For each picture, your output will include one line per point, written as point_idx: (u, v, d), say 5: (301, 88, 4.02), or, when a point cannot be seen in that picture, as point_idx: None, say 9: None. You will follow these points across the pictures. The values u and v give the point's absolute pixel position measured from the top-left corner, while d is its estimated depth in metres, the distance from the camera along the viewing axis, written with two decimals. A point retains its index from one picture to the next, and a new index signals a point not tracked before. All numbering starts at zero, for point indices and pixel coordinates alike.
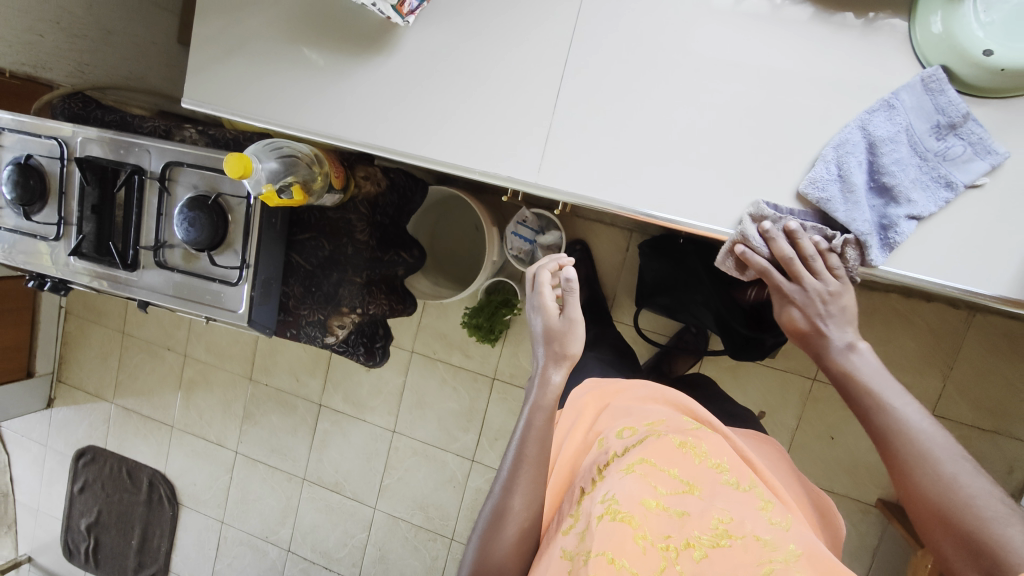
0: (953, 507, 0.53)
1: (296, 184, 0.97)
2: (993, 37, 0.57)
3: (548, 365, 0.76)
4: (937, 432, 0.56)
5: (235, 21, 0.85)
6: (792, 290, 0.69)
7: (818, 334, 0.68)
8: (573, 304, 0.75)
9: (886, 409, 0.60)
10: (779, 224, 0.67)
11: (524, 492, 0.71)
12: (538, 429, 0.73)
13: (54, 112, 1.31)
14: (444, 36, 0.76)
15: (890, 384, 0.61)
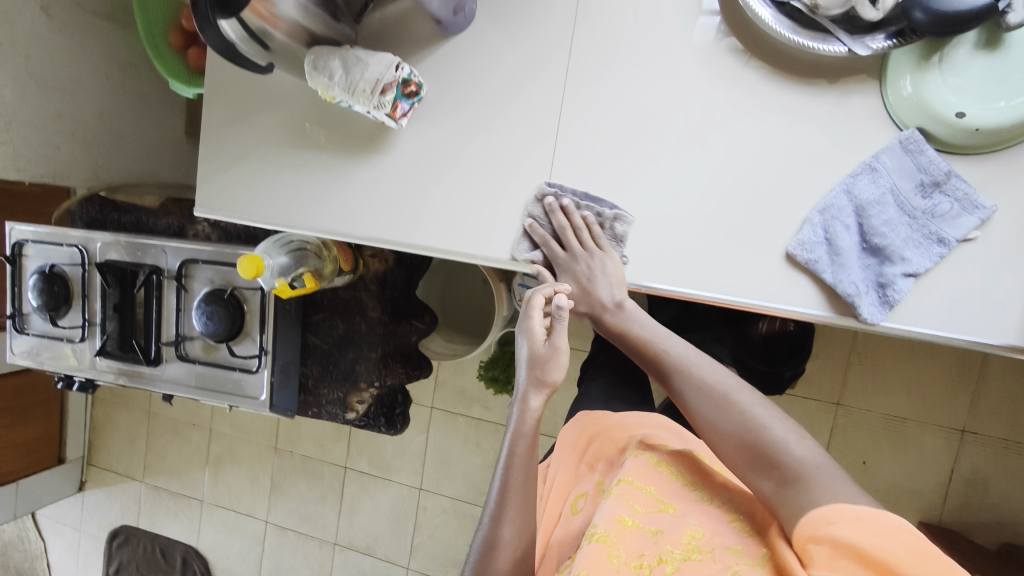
0: (756, 437, 0.64)
1: (306, 272, 1.01)
2: (965, 99, 0.59)
3: (529, 389, 0.75)
4: (740, 388, 0.67)
5: (237, 132, 0.89)
6: (563, 260, 0.79)
7: (590, 292, 0.79)
8: (560, 333, 0.73)
9: (684, 375, 0.72)
10: (561, 201, 0.76)
11: (513, 521, 0.71)
12: (521, 456, 0.73)
13: (74, 217, 1.37)
14: (437, 134, 0.80)
15: (699, 357, 0.72)
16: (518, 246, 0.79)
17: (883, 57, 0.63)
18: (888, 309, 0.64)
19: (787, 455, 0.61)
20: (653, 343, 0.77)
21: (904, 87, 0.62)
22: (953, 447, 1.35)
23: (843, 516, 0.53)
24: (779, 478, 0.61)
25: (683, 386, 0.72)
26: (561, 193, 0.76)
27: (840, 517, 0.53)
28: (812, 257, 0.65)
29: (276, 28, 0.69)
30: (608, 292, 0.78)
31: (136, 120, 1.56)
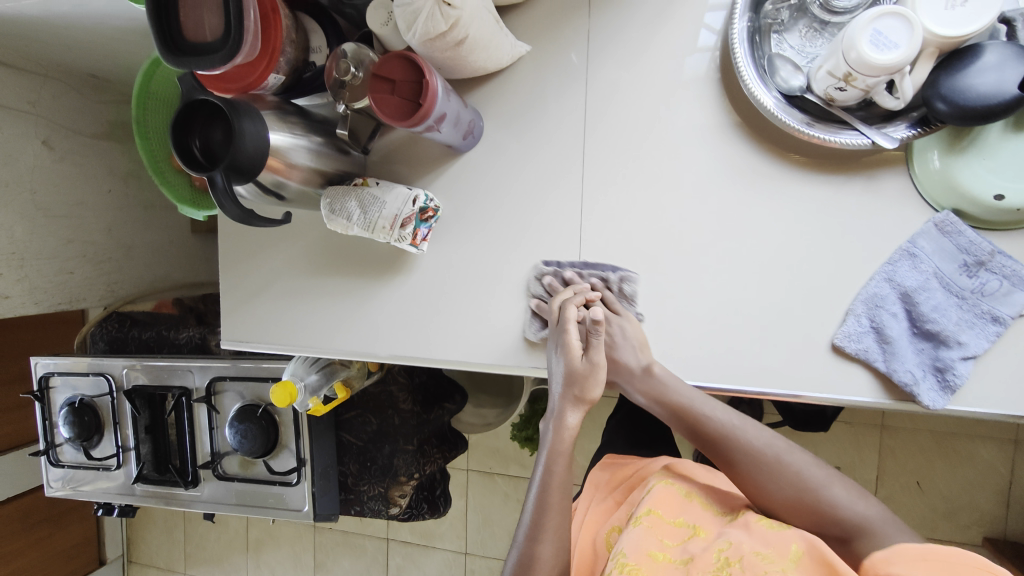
0: (816, 499, 0.62)
1: (337, 382, 1.01)
2: (1003, 180, 0.57)
3: (563, 404, 0.68)
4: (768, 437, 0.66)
5: (255, 264, 0.88)
6: (616, 327, 0.71)
7: (617, 364, 0.71)
8: (598, 346, 0.66)
9: (709, 419, 0.68)
10: (563, 273, 0.75)
11: (553, 540, 0.66)
12: (560, 474, 0.67)
13: (93, 339, 1.38)
14: (458, 250, 0.80)
15: (724, 407, 0.69)
16: (530, 326, 0.77)
17: (907, 143, 0.62)
18: (951, 392, 0.62)
19: (845, 517, 0.61)
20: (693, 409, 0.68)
21: (934, 169, 0.61)
22: (1008, 457, 1.29)
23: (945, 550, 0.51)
24: (844, 535, 0.61)
25: (743, 466, 0.66)
26: (607, 275, 0.73)
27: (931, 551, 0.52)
28: (861, 347, 0.64)
29: (290, 178, 0.70)
30: (631, 358, 0.70)
31: (144, 231, 1.55)
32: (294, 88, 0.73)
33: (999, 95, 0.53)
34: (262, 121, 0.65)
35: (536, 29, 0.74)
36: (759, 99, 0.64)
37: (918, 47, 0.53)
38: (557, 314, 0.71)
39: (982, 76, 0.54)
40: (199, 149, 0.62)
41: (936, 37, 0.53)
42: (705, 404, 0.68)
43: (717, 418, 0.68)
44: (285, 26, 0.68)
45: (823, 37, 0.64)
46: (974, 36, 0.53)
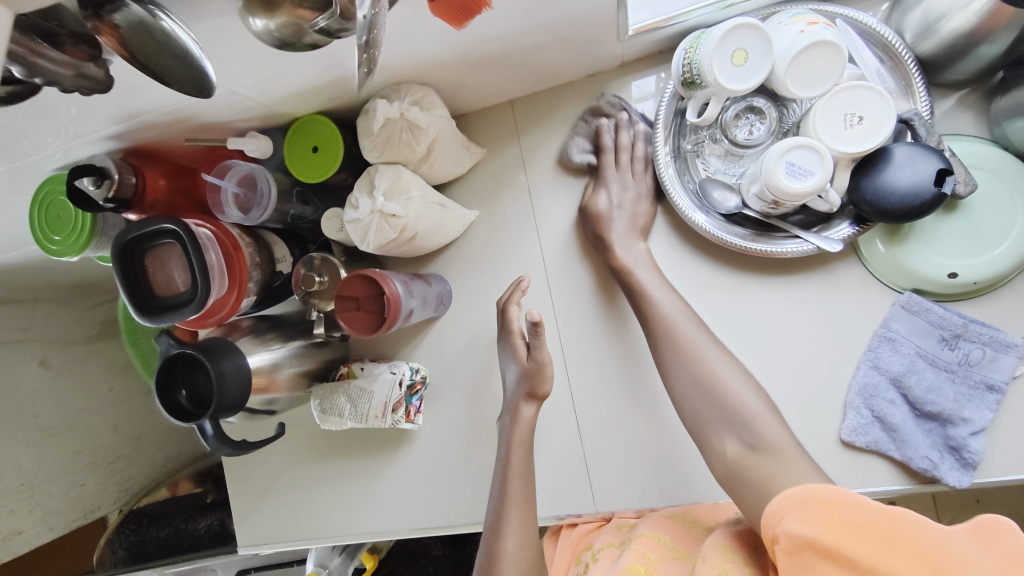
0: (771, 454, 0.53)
1: (363, 552, 0.98)
2: (952, 259, 0.59)
3: (517, 397, 0.70)
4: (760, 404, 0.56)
5: (260, 463, 0.89)
6: (610, 178, 0.71)
7: (608, 219, 0.70)
8: (537, 345, 0.68)
9: (647, 295, 0.65)
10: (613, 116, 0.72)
11: (516, 531, 0.64)
12: (519, 464, 0.67)
13: (112, 547, 1.33)
14: (454, 409, 0.80)
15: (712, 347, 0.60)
16: (579, 143, 0.73)
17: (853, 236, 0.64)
18: (974, 469, 0.60)
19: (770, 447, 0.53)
20: (697, 354, 0.60)
21: (883, 255, 0.63)
22: None
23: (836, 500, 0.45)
24: (747, 440, 0.54)
25: (675, 367, 0.61)
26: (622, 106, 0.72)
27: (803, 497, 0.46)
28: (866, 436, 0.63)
29: (277, 390, 0.72)
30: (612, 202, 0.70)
31: (150, 415, 1.51)
32: (267, 299, 0.77)
33: (921, 193, 0.56)
34: (238, 351, 0.67)
35: (480, 191, 0.78)
36: (701, 226, 0.67)
37: (831, 167, 0.56)
38: (500, 317, 0.75)
39: (898, 178, 0.57)
40: (186, 398, 0.63)
41: (842, 154, 0.57)
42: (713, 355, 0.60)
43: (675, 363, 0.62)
44: (249, 253, 0.72)
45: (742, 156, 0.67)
46: (878, 145, 0.57)
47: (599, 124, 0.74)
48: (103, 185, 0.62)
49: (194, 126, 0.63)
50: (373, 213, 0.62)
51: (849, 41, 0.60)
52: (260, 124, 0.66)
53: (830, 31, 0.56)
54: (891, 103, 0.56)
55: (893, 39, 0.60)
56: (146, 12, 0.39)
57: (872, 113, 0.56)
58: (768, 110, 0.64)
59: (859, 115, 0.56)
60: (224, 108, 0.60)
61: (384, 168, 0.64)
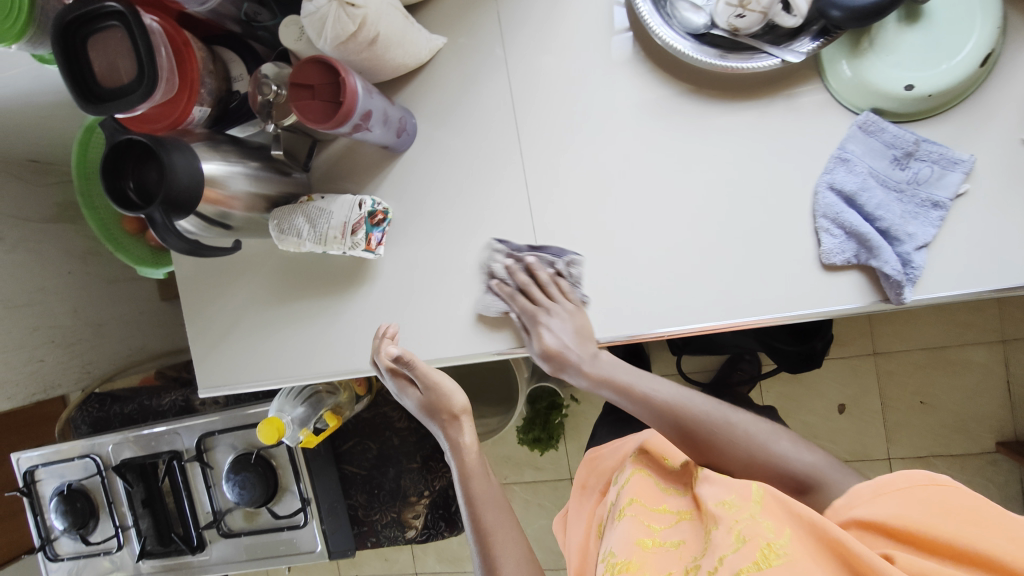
0: (809, 480, 0.61)
1: (326, 412, 0.98)
2: (910, 72, 0.60)
3: (448, 427, 0.76)
4: (756, 428, 0.65)
5: (219, 306, 0.87)
6: (548, 319, 0.73)
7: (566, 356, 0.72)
8: (422, 371, 0.74)
9: (660, 412, 0.68)
10: (524, 258, 0.76)
11: (509, 557, 0.67)
12: (478, 485, 0.72)
13: (75, 423, 1.32)
14: (418, 248, 0.80)
15: (642, 377, 0.71)
16: (486, 300, 0.77)
17: (817, 55, 0.64)
18: (916, 284, 0.63)
19: (787, 466, 0.62)
20: (720, 424, 0.66)
21: (848, 78, 0.63)
22: (1001, 356, 1.32)
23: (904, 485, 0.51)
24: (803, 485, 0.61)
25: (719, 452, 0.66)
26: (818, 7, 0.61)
27: (901, 486, 0.51)
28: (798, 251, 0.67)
29: (233, 206, 0.70)
30: (558, 338, 0.72)
31: (113, 304, 1.43)
32: (223, 119, 0.74)
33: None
34: (192, 153, 0.64)
35: (447, 20, 0.76)
36: (672, 45, 0.66)
37: None
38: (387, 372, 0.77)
39: None
40: (135, 190, 0.62)
41: None
42: (658, 395, 0.69)
43: (658, 397, 0.69)
44: (201, 58, 0.68)
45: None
46: None
47: None
48: None
49: None
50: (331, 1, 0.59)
51: None
52: None
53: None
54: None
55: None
56: None
57: None
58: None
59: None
60: None
61: None
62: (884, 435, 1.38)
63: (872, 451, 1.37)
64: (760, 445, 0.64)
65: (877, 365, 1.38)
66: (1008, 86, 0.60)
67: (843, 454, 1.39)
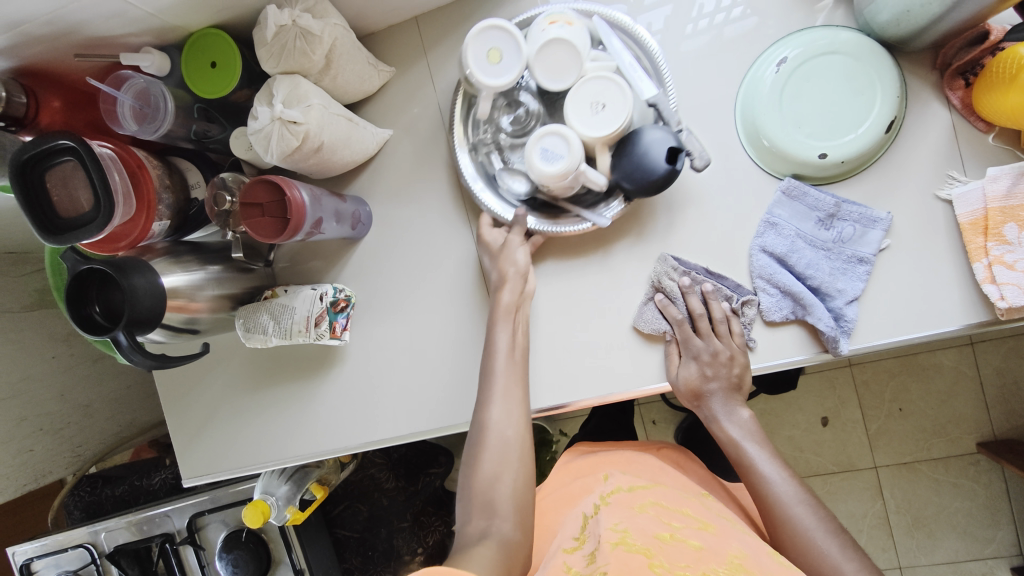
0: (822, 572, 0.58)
1: (312, 484, 1.01)
2: (822, 141, 0.64)
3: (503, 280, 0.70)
4: (841, 546, 0.59)
5: (197, 397, 0.89)
6: (698, 346, 0.69)
7: (705, 392, 0.70)
8: (513, 246, 0.71)
9: (767, 483, 0.65)
10: (700, 285, 0.70)
11: (503, 405, 0.64)
12: (503, 343, 0.68)
13: (68, 507, 1.33)
14: (381, 328, 0.83)
15: (751, 436, 0.69)
16: (644, 312, 0.71)
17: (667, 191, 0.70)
18: (850, 335, 0.66)
19: None
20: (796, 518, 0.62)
21: (766, 147, 0.67)
22: (970, 358, 1.33)
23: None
24: None
25: (789, 547, 0.61)
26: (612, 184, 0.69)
27: None
28: (744, 312, 0.69)
29: (198, 312, 0.73)
30: (700, 374, 0.70)
31: (101, 383, 1.38)
32: (184, 226, 0.77)
33: (657, 170, 0.62)
34: (152, 271, 0.67)
35: (392, 111, 0.80)
36: (502, 210, 0.74)
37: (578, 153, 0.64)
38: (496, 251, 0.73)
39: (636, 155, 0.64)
40: (100, 313, 0.64)
41: (593, 138, 0.64)
42: (768, 467, 0.66)
43: (772, 482, 0.65)
44: (156, 175, 0.72)
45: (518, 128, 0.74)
46: (623, 129, 0.64)
47: None
48: None
49: (83, 40, 0.62)
50: (273, 120, 0.63)
51: (603, 32, 0.68)
52: (154, 40, 0.66)
53: (565, 29, 0.65)
54: (625, 92, 0.63)
55: (639, 33, 0.68)
56: None
57: (613, 100, 0.64)
58: (532, 107, 0.70)
59: (602, 102, 0.64)
60: (110, 21, 0.60)
61: (282, 78, 0.64)
62: (867, 443, 1.37)
63: (857, 460, 1.37)
64: (823, 556, 0.59)
65: (853, 375, 1.38)
66: (914, 146, 0.64)
67: (828, 467, 1.38)
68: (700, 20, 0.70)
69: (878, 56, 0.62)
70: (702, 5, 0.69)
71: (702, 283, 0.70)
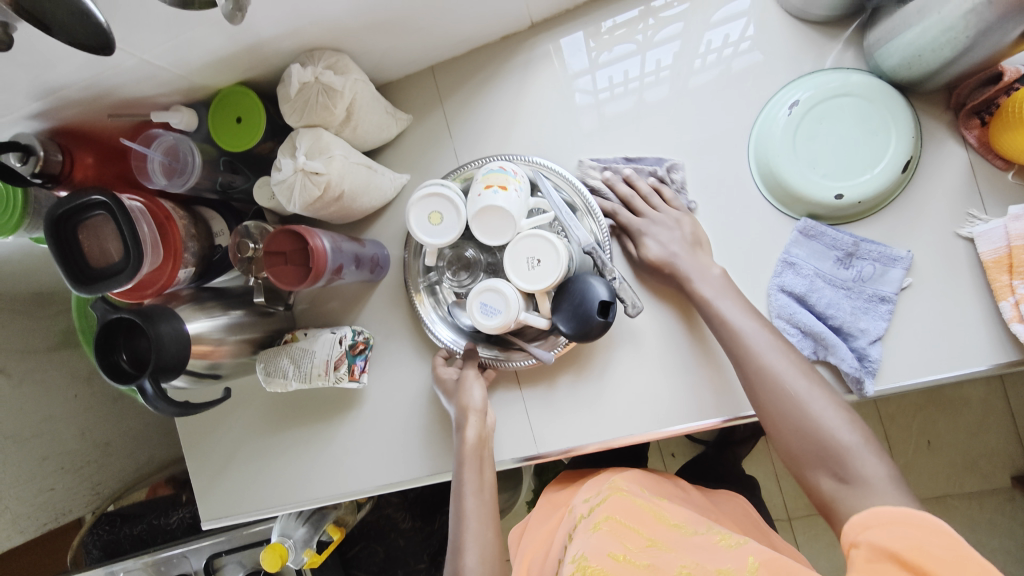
0: (808, 422, 0.56)
1: (329, 525, 1.00)
2: (837, 182, 0.64)
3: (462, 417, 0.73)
4: (860, 426, 0.55)
5: (217, 439, 0.90)
6: (647, 224, 0.70)
7: (671, 262, 0.67)
8: (469, 381, 0.74)
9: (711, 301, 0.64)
10: (620, 171, 0.74)
11: (474, 549, 0.65)
12: (471, 478, 0.70)
13: (87, 546, 1.31)
14: (399, 370, 0.83)
15: (722, 292, 0.64)
16: None
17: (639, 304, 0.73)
18: (875, 376, 0.65)
19: (831, 438, 0.55)
20: (786, 379, 0.58)
21: (780, 187, 0.67)
22: (1000, 391, 1.29)
23: (923, 523, 0.46)
24: (839, 474, 0.54)
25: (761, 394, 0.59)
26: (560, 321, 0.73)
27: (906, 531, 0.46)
28: (672, 177, 0.72)
29: (221, 357, 0.74)
30: (663, 247, 0.69)
31: (119, 420, 1.39)
32: (207, 272, 0.79)
33: (591, 324, 0.64)
34: (177, 318, 0.68)
35: (409, 157, 0.82)
36: (458, 345, 0.79)
37: (515, 309, 0.66)
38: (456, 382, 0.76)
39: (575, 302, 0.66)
40: (127, 361, 0.65)
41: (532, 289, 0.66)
42: (742, 321, 0.62)
43: (747, 335, 0.61)
44: (182, 226, 0.74)
45: (468, 271, 0.78)
46: (559, 280, 0.66)
47: (515, 84, 0.78)
48: (29, 162, 0.64)
49: (116, 100, 0.65)
50: (296, 172, 0.65)
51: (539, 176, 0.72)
52: (183, 98, 0.69)
53: (500, 195, 0.66)
54: (558, 247, 0.65)
55: (575, 180, 0.72)
56: None
57: (547, 257, 0.65)
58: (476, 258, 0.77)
59: (537, 258, 0.66)
60: (143, 83, 0.63)
61: (305, 131, 0.66)
62: None
63: None
64: (821, 428, 0.55)
65: (877, 408, 1.34)
66: (933, 185, 0.64)
67: None
68: (710, 65, 0.71)
69: (891, 98, 0.63)
70: (711, 40, 0.71)
71: (623, 169, 0.74)
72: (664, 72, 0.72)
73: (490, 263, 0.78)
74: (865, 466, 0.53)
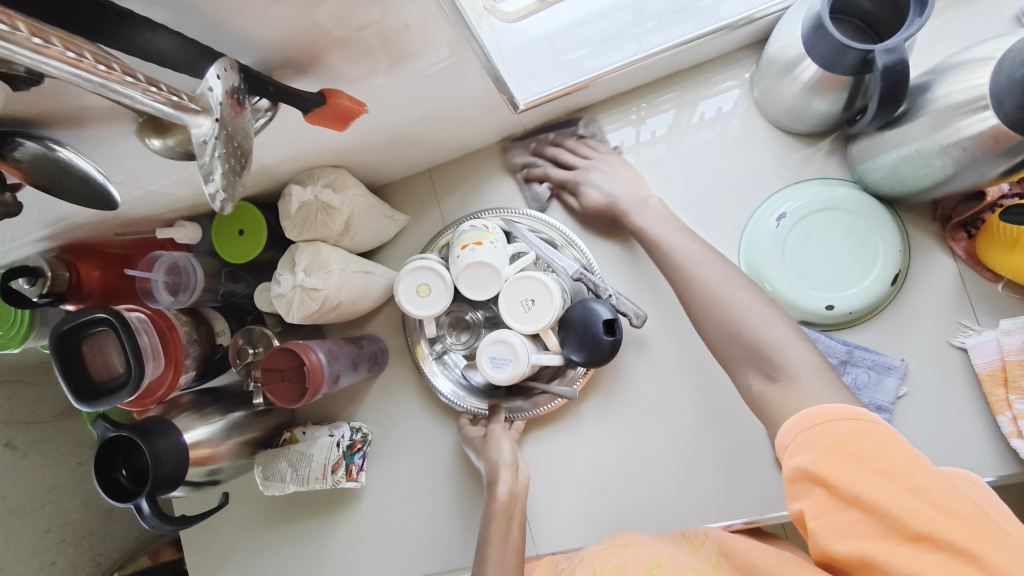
0: (732, 316, 0.56)
1: None
2: (827, 293, 0.65)
3: (494, 470, 0.68)
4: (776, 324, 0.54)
5: (215, 534, 0.89)
6: (598, 177, 0.74)
7: (614, 202, 0.72)
8: (497, 435, 0.72)
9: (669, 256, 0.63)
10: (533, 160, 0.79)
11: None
12: (497, 531, 0.63)
13: None
14: (397, 466, 0.83)
15: (672, 233, 0.65)
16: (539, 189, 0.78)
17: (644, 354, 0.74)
18: None
19: (755, 330, 0.54)
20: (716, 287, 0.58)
21: (769, 292, 0.67)
22: None
23: (826, 419, 0.44)
24: (767, 370, 0.52)
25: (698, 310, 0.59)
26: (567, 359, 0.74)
27: (823, 418, 0.44)
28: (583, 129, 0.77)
29: (220, 461, 0.74)
30: (605, 192, 0.73)
31: None
32: (208, 371, 0.78)
33: (601, 343, 0.64)
34: (175, 429, 0.69)
35: (406, 255, 0.84)
36: (472, 403, 0.78)
37: (523, 348, 0.65)
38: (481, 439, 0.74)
39: (580, 334, 0.66)
40: (126, 476, 0.65)
41: (531, 330, 0.66)
42: (676, 243, 0.64)
43: (679, 249, 0.63)
44: (184, 331, 0.72)
45: (468, 331, 0.79)
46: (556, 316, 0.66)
47: (509, 186, 0.80)
48: (37, 283, 0.67)
49: (123, 221, 0.68)
50: (295, 287, 0.66)
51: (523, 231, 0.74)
52: (188, 213, 0.72)
53: (478, 251, 0.67)
54: (547, 284, 0.66)
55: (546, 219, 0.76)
56: (43, 146, 0.44)
57: (540, 292, 0.66)
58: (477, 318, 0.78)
59: (531, 297, 0.66)
60: (149, 208, 0.65)
61: (304, 246, 0.68)
62: None
63: None
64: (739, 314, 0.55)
65: None
66: (923, 297, 0.65)
67: None
68: (697, 171, 0.73)
69: (875, 212, 0.64)
70: (705, 111, 0.73)
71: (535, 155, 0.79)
72: (653, 180, 0.74)
73: (489, 318, 0.78)
74: (789, 356, 0.51)
